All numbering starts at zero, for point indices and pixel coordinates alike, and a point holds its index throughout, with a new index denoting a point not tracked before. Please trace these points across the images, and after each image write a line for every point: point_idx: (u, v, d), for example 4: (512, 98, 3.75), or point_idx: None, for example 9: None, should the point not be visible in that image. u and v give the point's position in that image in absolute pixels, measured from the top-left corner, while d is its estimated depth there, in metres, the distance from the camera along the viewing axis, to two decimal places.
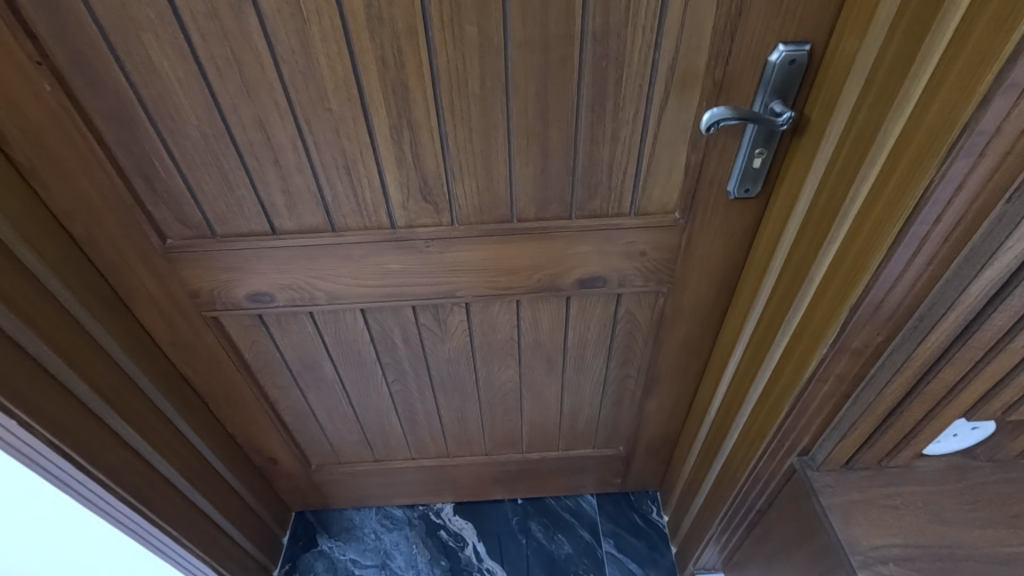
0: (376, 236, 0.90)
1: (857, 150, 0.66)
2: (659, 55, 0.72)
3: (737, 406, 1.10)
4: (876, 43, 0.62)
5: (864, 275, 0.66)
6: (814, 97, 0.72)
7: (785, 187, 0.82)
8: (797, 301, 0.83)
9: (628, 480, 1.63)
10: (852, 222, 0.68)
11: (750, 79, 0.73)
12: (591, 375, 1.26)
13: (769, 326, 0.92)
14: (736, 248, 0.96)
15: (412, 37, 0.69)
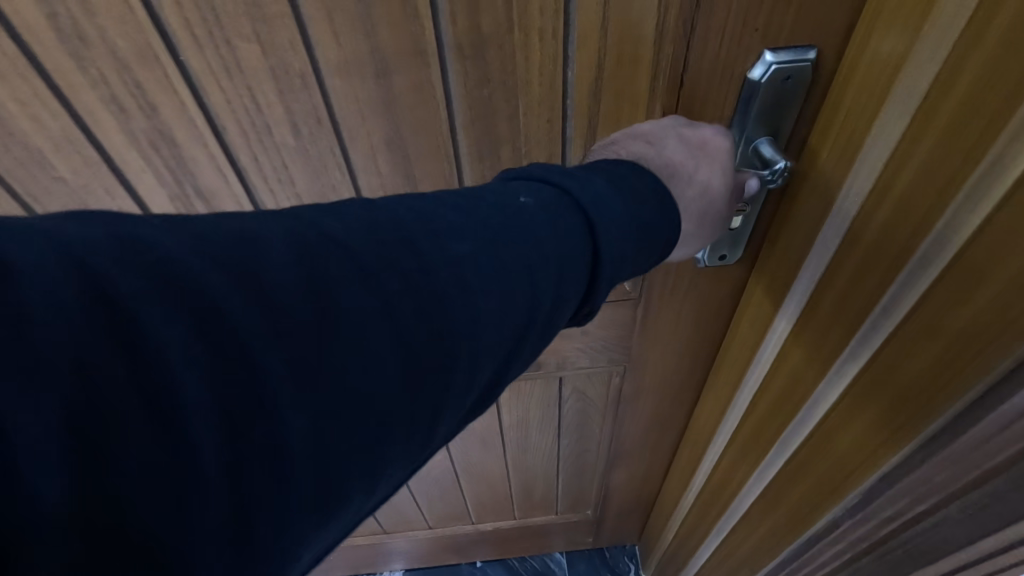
0: None
1: (895, 234, 0.40)
2: (573, 74, 0.45)
3: (716, 505, 0.85)
4: (931, 55, 0.35)
5: (924, 431, 0.41)
6: (814, 137, 0.46)
7: (770, 259, 0.56)
8: (795, 422, 0.57)
9: (602, 541, 1.41)
10: (889, 341, 0.42)
11: (721, 107, 0.46)
12: (540, 452, 1.01)
13: (752, 435, 0.67)
14: (711, 323, 0.70)
15: (151, 66, 0.41)
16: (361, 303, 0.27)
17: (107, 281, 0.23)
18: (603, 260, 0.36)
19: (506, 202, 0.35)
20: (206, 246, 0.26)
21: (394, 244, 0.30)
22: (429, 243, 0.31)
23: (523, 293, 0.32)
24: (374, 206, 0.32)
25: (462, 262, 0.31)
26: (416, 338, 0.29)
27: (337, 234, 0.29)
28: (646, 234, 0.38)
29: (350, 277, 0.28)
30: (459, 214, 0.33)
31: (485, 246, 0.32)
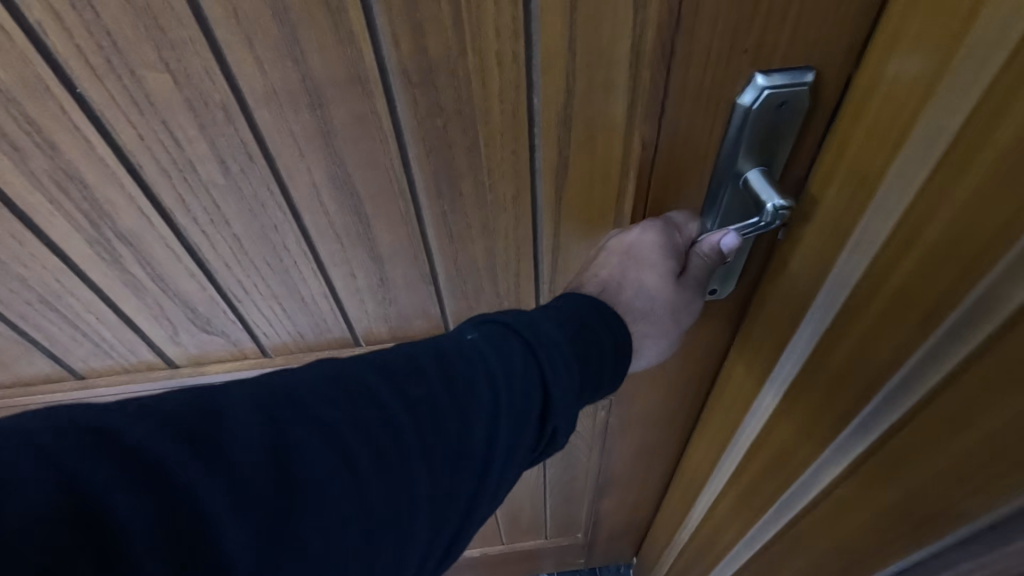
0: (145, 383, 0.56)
1: (906, 315, 0.36)
2: (539, 102, 0.39)
3: (715, 546, 0.81)
4: (952, 113, 0.30)
5: (946, 530, 0.37)
6: (818, 183, 0.41)
7: (765, 311, 0.52)
8: (796, 488, 0.53)
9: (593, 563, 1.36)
10: (904, 424, 0.38)
11: (708, 137, 0.40)
12: (526, 481, 0.97)
13: (748, 491, 0.62)
14: (703, 358, 0.64)
15: (46, 101, 0.35)
16: (314, 469, 0.29)
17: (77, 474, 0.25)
18: (554, 395, 0.36)
19: (456, 347, 0.37)
20: (167, 428, 0.28)
21: (334, 414, 0.31)
22: (382, 397, 0.33)
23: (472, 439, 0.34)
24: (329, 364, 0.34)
25: (413, 414, 0.33)
26: (366, 496, 0.30)
27: (291, 403, 0.31)
28: (594, 361, 0.39)
29: (298, 446, 0.29)
30: (410, 364, 0.35)
31: (434, 396, 0.34)
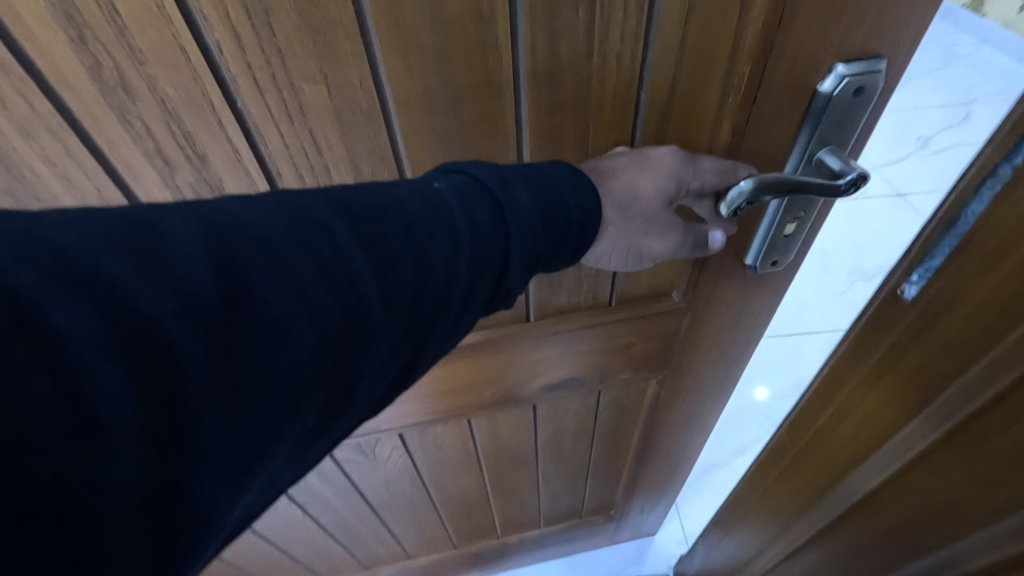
0: None
1: None
2: (646, 97, 0.43)
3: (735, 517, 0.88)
4: None
5: None
6: (971, 246, 0.37)
7: (880, 367, 0.48)
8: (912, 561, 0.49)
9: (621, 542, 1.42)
10: None
11: (788, 123, 0.46)
12: (572, 462, 1.01)
13: (846, 550, 0.59)
14: (753, 329, 0.70)
15: (205, 116, 0.37)
16: (286, 312, 0.28)
17: (7, 280, 0.22)
18: (511, 260, 0.37)
19: (420, 199, 0.35)
20: (105, 248, 0.25)
21: (334, 239, 0.31)
22: (351, 249, 0.31)
23: (420, 292, 0.34)
24: (276, 204, 0.31)
25: (370, 268, 0.32)
26: (323, 350, 0.29)
27: (263, 242, 0.29)
28: (554, 225, 0.39)
29: (304, 260, 0.30)
30: (377, 223, 0.33)
31: (420, 240, 0.34)
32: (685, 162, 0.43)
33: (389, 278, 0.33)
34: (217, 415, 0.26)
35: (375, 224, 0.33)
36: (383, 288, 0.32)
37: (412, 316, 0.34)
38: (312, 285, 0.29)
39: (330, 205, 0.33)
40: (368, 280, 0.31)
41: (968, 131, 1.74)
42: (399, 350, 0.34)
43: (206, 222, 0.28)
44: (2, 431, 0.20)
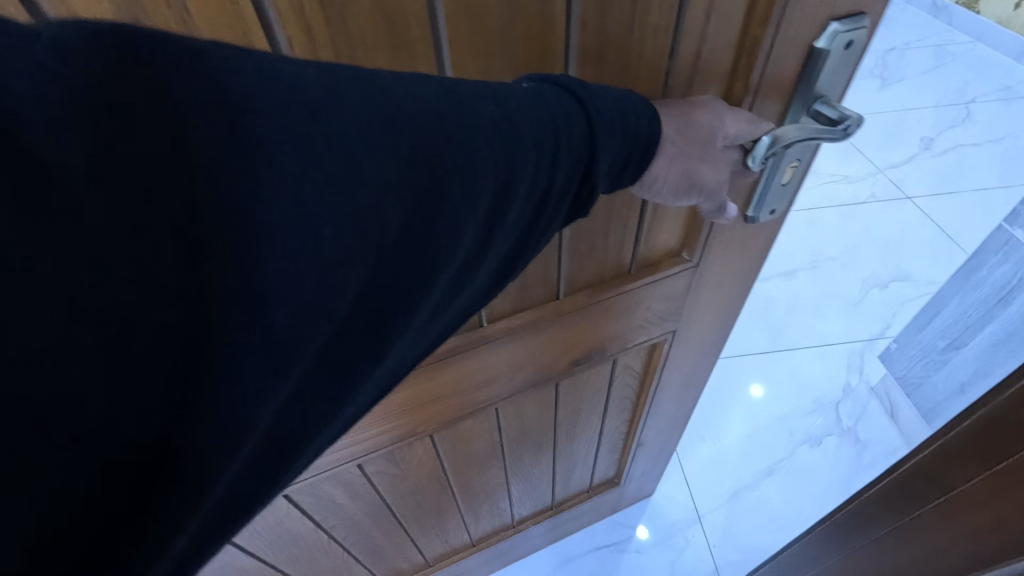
0: None
1: None
2: (675, 66, 0.46)
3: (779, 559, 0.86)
4: None
5: None
6: None
7: (962, 499, 0.48)
8: None
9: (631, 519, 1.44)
10: None
11: (790, 79, 0.51)
12: (585, 436, 1.04)
13: None
14: (748, 277, 0.77)
15: None
16: (429, 191, 0.32)
17: (232, 123, 0.27)
18: (597, 166, 0.38)
19: (537, 101, 0.36)
20: (302, 106, 0.29)
21: (471, 126, 0.33)
22: (482, 136, 0.33)
23: (533, 197, 0.37)
24: (430, 85, 0.33)
25: (496, 159, 0.34)
26: (448, 231, 0.33)
27: (417, 123, 0.32)
28: (627, 145, 0.39)
29: (448, 148, 0.32)
30: (506, 118, 0.34)
31: (535, 138, 0.35)
32: (724, 109, 0.46)
33: (508, 170, 0.34)
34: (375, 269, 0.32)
35: (502, 116, 0.34)
36: (502, 182, 0.34)
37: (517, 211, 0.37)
38: (451, 170, 0.33)
39: (469, 90, 0.35)
40: (493, 169, 0.34)
41: (970, 131, 2.14)
42: (504, 247, 0.39)
43: (378, 96, 0.31)
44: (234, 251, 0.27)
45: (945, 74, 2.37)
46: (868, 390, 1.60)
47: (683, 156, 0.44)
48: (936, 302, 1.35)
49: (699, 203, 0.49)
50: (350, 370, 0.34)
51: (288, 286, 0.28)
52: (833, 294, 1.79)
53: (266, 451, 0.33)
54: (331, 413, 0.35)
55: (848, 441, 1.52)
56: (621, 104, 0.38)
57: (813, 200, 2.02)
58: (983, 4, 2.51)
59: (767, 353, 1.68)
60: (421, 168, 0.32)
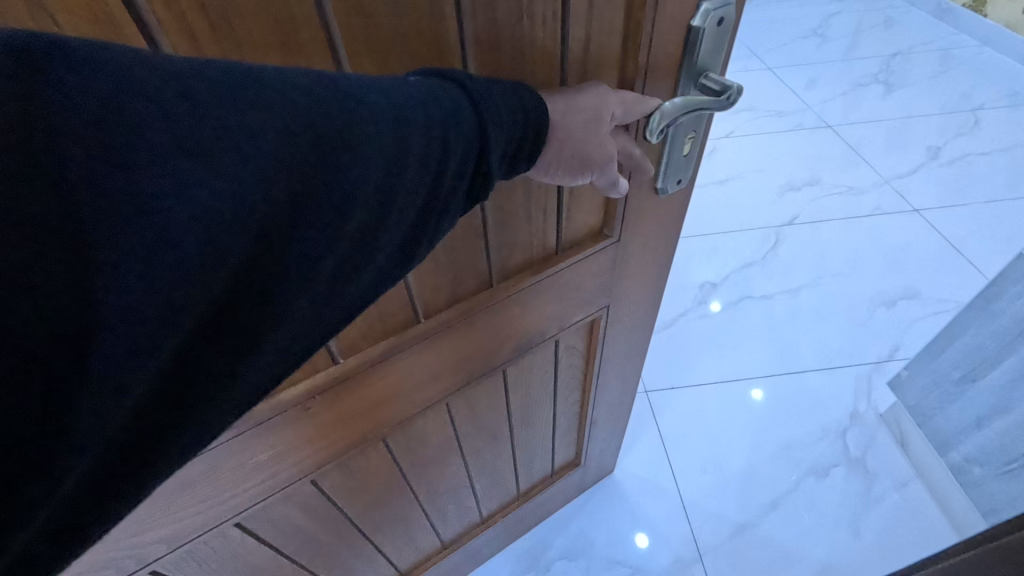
0: (246, 433, 0.57)
1: None
2: (567, 52, 0.49)
3: None
4: None
5: None
6: None
7: None
8: None
9: (633, 525, 1.42)
10: None
11: (674, 57, 0.55)
12: (539, 421, 1.07)
13: None
14: (667, 245, 0.83)
15: None
16: (310, 182, 0.33)
17: (102, 109, 0.27)
18: (485, 159, 0.40)
19: (426, 93, 0.37)
20: (180, 101, 0.29)
21: (357, 121, 0.34)
22: (368, 131, 0.35)
23: (426, 186, 0.38)
24: (322, 80, 0.34)
25: (381, 154, 0.35)
26: (332, 224, 0.35)
27: (302, 118, 0.32)
28: (514, 139, 0.42)
29: (332, 145, 0.33)
30: (395, 112, 0.36)
31: (422, 132, 0.37)
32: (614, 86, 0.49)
33: (394, 163, 0.36)
34: (254, 258, 0.33)
35: (391, 109, 0.35)
36: (388, 175, 0.36)
37: (407, 203, 0.38)
38: (336, 167, 0.34)
39: (361, 84, 0.35)
40: (377, 162, 0.35)
41: (978, 139, 2.27)
42: (402, 242, 0.40)
43: (264, 92, 0.31)
44: (102, 236, 0.28)
45: (952, 78, 2.59)
46: (875, 419, 1.55)
47: (578, 130, 0.47)
48: (949, 332, 1.29)
49: (594, 181, 0.53)
50: (239, 357, 0.35)
51: (158, 268, 0.29)
52: (834, 309, 1.80)
53: (146, 439, 0.33)
54: (215, 401, 0.35)
55: (857, 472, 1.46)
56: (513, 101, 0.41)
57: (818, 215, 2.07)
58: (991, 9, 2.78)
59: (767, 374, 1.66)
60: (302, 161, 0.33)
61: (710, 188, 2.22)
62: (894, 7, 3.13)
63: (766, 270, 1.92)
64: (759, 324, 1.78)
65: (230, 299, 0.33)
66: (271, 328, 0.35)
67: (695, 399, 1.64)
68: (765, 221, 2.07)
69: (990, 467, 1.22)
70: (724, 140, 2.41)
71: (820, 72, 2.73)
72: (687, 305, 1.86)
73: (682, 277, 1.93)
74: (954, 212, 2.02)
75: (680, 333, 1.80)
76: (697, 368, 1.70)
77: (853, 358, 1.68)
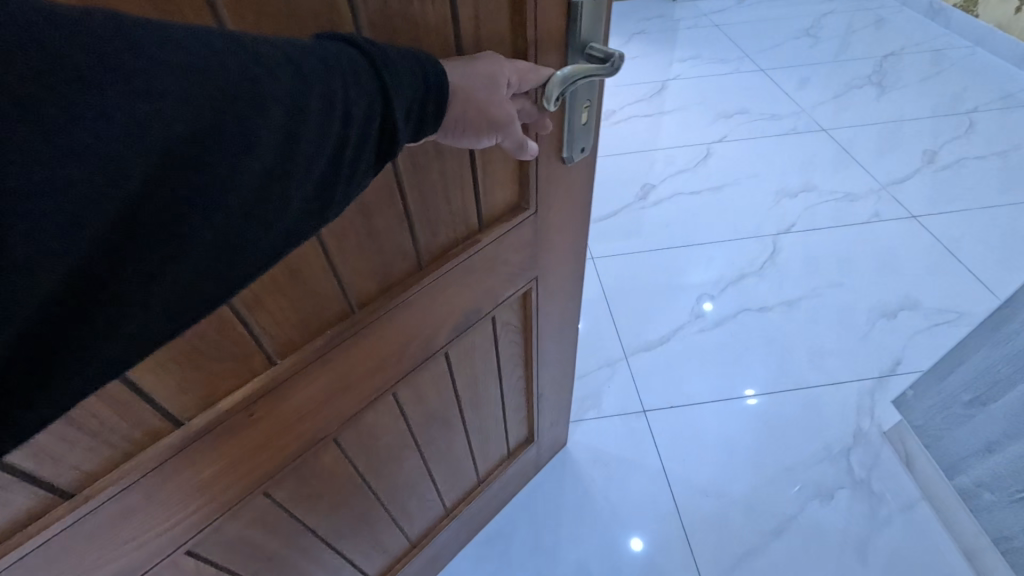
0: (189, 445, 0.56)
1: None
2: (459, 27, 0.52)
3: None
4: None
5: None
6: None
7: None
8: None
9: (627, 529, 1.38)
10: None
11: (559, 30, 0.60)
12: (488, 401, 1.10)
13: None
14: (581, 213, 0.88)
15: None
16: (212, 131, 0.34)
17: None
18: (391, 119, 0.42)
19: (332, 55, 0.39)
20: (79, 38, 0.29)
21: (262, 75, 0.35)
22: (274, 85, 0.36)
23: (333, 142, 0.39)
24: (228, 37, 0.35)
25: (286, 109, 0.36)
26: (233, 172, 0.35)
27: (205, 69, 0.33)
28: (417, 105, 0.45)
29: (236, 96, 0.34)
30: (301, 69, 0.37)
31: (327, 89, 0.38)
32: (507, 59, 0.53)
33: (299, 117, 0.37)
34: (151, 202, 0.33)
35: (297, 64, 0.37)
36: (293, 129, 0.37)
37: (315, 159, 0.39)
38: (240, 118, 0.35)
39: (267, 42, 0.37)
40: (282, 116, 0.36)
41: (973, 143, 2.30)
42: (311, 202, 0.40)
43: (168, 43, 0.32)
44: None
45: (942, 82, 2.66)
46: (879, 436, 1.47)
47: (477, 99, 0.50)
48: (962, 352, 1.20)
49: (501, 142, 0.56)
50: (134, 303, 0.34)
51: (44, 199, 0.28)
52: (844, 325, 1.73)
53: (29, 385, 0.32)
54: (107, 351, 0.34)
55: (863, 495, 1.37)
56: (416, 68, 0.44)
57: (820, 221, 2.07)
58: (982, 10, 2.89)
59: (772, 392, 1.59)
60: (204, 110, 0.33)
61: (706, 195, 2.21)
62: (885, 8, 3.33)
63: (765, 280, 1.88)
64: (757, 339, 1.72)
65: (120, 247, 0.32)
66: (167, 277, 0.35)
67: (695, 420, 1.55)
68: (760, 228, 2.06)
69: (1001, 494, 1.15)
70: (719, 146, 2.43)
71: (811, 74, 2.82)
72: (684, 319, 1.80)
73: (680, 290, 1.88)
74: (956, 219, 2.01)
75: (681, 350, 1.72)
76: (699, 384, 1.63)
77: (856, 372, 1.61)
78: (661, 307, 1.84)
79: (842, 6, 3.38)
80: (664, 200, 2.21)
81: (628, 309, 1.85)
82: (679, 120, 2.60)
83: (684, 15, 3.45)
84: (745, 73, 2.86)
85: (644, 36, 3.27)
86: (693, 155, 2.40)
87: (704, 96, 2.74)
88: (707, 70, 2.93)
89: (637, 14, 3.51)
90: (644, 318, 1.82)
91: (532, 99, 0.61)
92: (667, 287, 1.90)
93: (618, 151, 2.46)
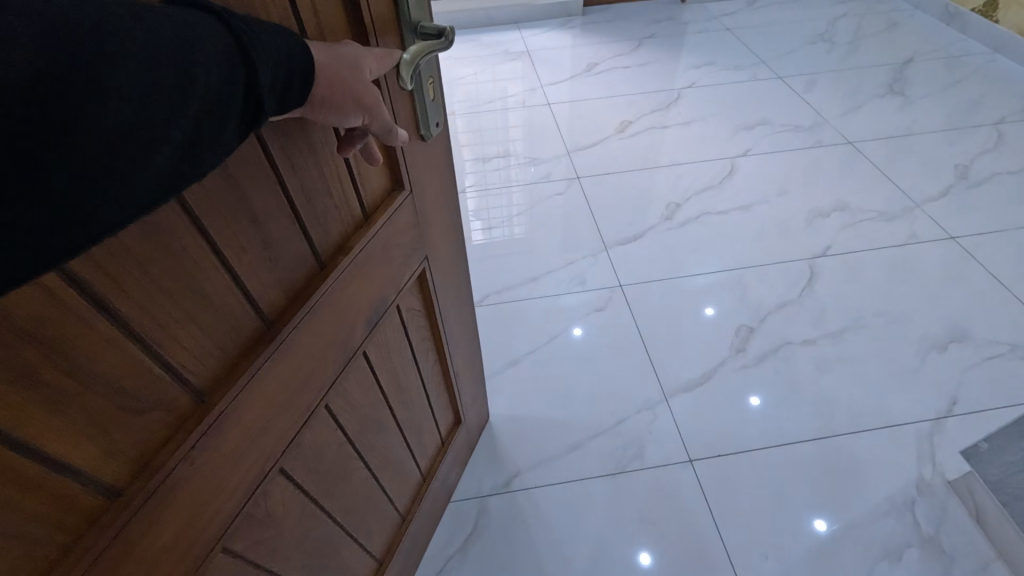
0: (132, 507, 0.49)
1: None
2: (301, 17, 0.53)
3: None
4: None
5: None
6: None
7: None
8: None
9: (634, 544, 1.43)
10: None
11: (389, 16, 0.64)
12: (412, 393, 1.11)
13: None
14: (445, 187, 0.94)
15: None
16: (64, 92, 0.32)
17: None
18: (258, 90, 0.43)
19: (186, 20, 0.39)
20: None
21: (112, 36, 0.34)
22: (126, 47, 0.35)
23: (196, 103, 0.39)
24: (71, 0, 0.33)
25: (143, 71, 0.35)
26: (89, 134, 0.33)
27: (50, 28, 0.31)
28: (283, 76, 0.45)
29: (86, 54, 0.33)
30: (154, 31, 0.36)
31: (185, 51, 0.38)
32: (364, 51, 0.56)
33: (157, 77, 0.36)
34: None
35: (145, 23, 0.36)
36: (151, 90, 0.36)
37: (176, 120, 0.38)
38: (92, 77, 0.33)
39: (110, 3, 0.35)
40: (137, 75, 0.35)
41: (1001, 159, 2.42)
42: (173, 167, 0.39)
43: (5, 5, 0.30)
44: None
45: (961, 90, 2.85)
46: (943, 486, 1.48)
47: (340, 84, 0.52)
48: None
49: (370, 125, 0.58)
50: None
51: None
52: (891, 361, 1.76)
53: None
54: None
55: (933, 554, 1.37)
56: (276, 40, 0.44)
57: (854, 243, 2.13)
58: (1002, 14, 3.04)
59: (822, 439, 1.59)
60: (55, 70, 0.31)
61: (734, 214, 2.27)
62: (898, 12, 3.60)
63: (806, 312, 1.91)
64: (801, 374, 1.74)
65: None
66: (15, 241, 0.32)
67: (746, 470, 1.53)
68: (798, 255, 2.10)
69: None
70: (741, 160, 2.52)
71: (824, 76, 3.03)
72: (724, 355, 1.80)
73: (694, 304, 1.95)
74: (991, 244, 2.08)
75: (723, 385, 1.72)
76: (733, 403, 1.68)
77: (914, 414, 1.62)
78: (710, 332, 1.86)
79: (857, 7, 3.68)
80: (691, 221, 2.24)
81: (666, 337, 1.86)
82: (698, 134, 2.68)
83: (692, 16, 3.67)
84: (761, 80, 3.01)
85: (654, 40, 3.44)
86: (718, 171, 2.47)
87: (725, 105, 2.85)
88: (715, 77, 3.08)
89: (648, 15, 3.71)
90: (681, 356, 1.80)
91: (384, 85, 0.65)
92: (699, 332, 1.86)
93: (626, 167, 2.50)
